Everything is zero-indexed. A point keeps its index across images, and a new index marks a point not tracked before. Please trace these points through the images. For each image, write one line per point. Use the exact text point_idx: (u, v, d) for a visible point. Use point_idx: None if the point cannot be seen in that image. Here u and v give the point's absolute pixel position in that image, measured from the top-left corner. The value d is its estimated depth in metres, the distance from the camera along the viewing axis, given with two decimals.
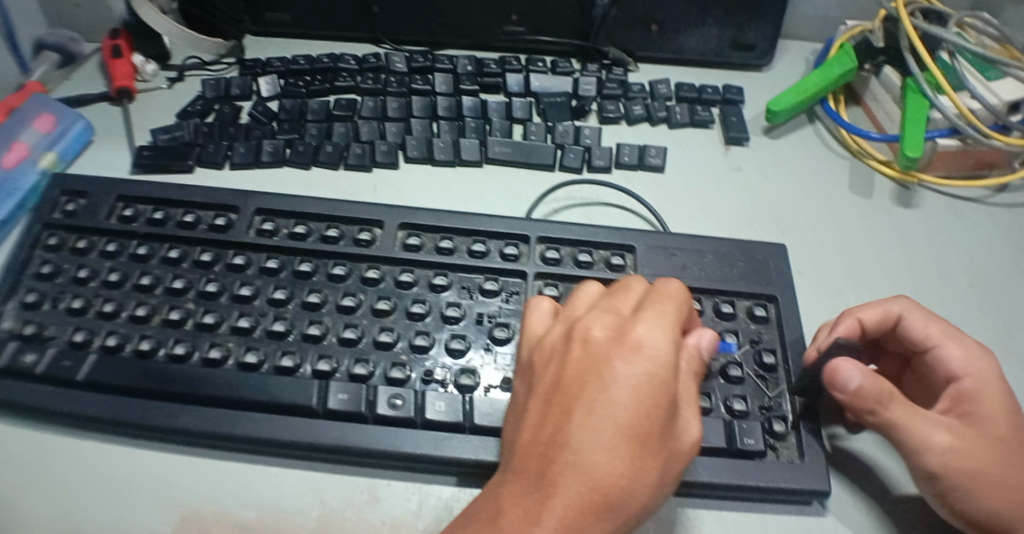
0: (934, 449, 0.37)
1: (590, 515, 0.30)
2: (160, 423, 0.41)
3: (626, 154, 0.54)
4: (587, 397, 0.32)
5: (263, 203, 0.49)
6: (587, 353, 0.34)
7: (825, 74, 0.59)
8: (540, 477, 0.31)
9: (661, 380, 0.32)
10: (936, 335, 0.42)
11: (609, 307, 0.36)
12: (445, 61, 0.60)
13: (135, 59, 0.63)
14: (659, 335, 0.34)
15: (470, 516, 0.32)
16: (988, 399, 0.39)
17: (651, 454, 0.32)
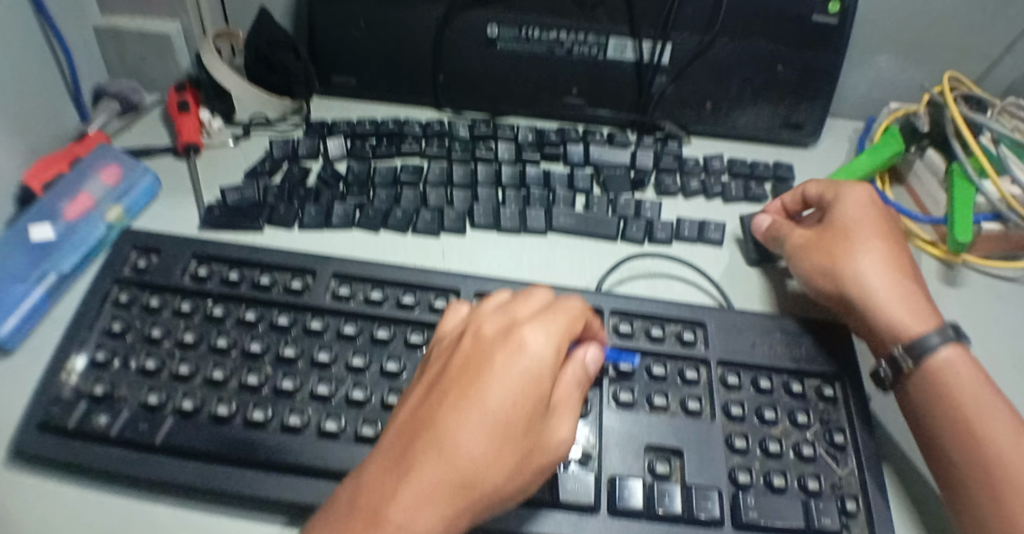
0: (822, 275, 0.49)
1: (445, 493, 0.32)
2: (242, 492, 0.41)
3: (686, 228, 0.56)
4: (461, 385, 0.35)
5: (341, 267, 0.50)
6: (473, 347, 0.37)
7: (873, 156, 0.61)
8: (405, 452, 0.33)
9: (536, 378, 0.35)
10: (855, 216, 0.50)
11: (509, 312, 0.39)
12: (507, 129, 0.63)
13: (202, 115, 0.64)
14: (543, 339, 0.36)
15: (351, 491, 0.34)
16: (852, 212, 0.50)
17: (507, 444, 0.34)
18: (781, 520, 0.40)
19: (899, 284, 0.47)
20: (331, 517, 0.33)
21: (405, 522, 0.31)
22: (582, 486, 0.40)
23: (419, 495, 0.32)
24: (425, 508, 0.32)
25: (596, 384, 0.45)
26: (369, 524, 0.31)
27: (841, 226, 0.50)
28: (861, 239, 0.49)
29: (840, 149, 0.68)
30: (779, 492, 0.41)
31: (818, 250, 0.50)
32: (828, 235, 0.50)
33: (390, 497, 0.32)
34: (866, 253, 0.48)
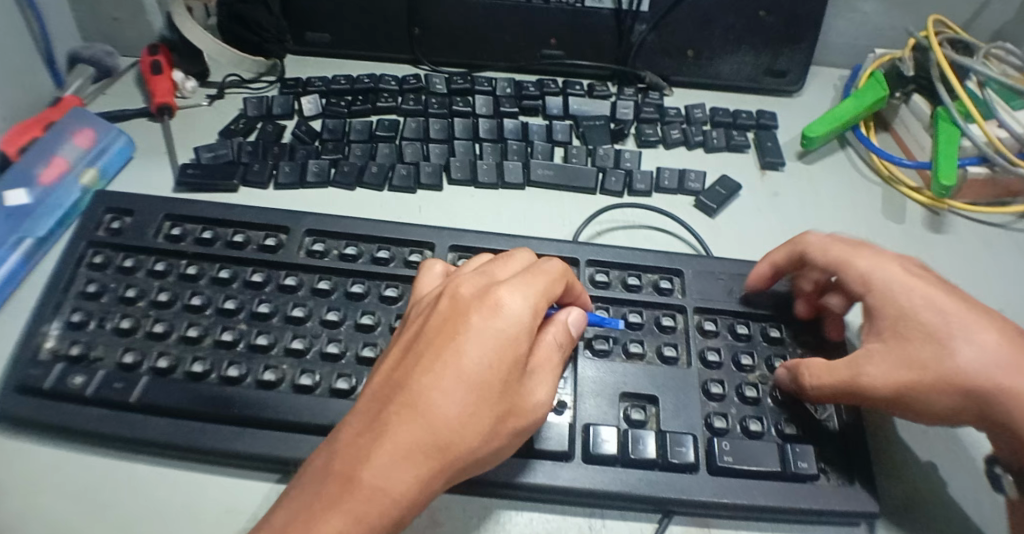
0: (931, 389, 0.38)
1: (420, 455, 0.32)
2: (217, 447, 0.41)
3: (666, 178, 0.55)
4: (437, 347, 0.35)
5: (315, 224, 0.49)
6: (450, 307, 0.36)
7: (857, 102, 0.60)
8: (381, 412, 0.33)
9: (513, 342, 0.35)
10: (907, 289, 0.40)
11: (486, 274, 0.39)
12: (484, 83, 0.61)
13: (175, 75, 0.63)
14: (520, 302, 0.36)
15: (329, 450, 0.34)
16: (919, 303, 0.39)
17: (483, 409, 0.34)
18: (757, 465, 0.40)
19: (1013, 365, 0.37)
20: (310, 474, 0.33)
21: (383, 482, 0.32)
22: (556, 432, 0.41)
23: (394, 456, 0.32)
24: (402, 469, 0.32)
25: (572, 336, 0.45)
26: (347, 482, 0.32)
27: (905, 324, 0.39)
28: (949, 330, 0.38)
29: (826, 96, 0.66)
30: (756, 438, 0.41)
31: (882, 354, 0.39)
32: (900, 336, 0.39)
33: (366, 455, 0.32)
34: (963, 345, 0.38)
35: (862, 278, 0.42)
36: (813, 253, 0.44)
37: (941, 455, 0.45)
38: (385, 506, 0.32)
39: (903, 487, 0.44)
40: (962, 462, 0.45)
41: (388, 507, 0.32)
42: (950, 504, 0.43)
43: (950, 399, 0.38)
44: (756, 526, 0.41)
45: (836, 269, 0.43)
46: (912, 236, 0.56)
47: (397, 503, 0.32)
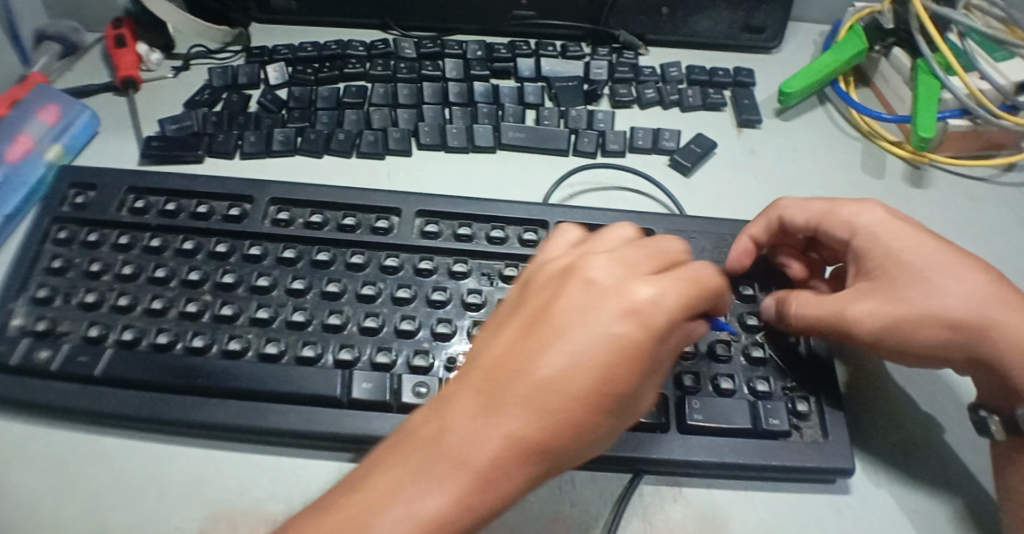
0: (918, 321, 0.39)
1: (534, 452, 0.30)
2: (183, 417, 0.41)
3: (640, 138, 0.54)
4: (584, 336, 0.31)
5: (278, 192, 0.48)
6: (598, 291, 0.32)
7: (834, 57, 0.59)
8: (494, 401, 0.30)
9: (625, 336, 0.31)
10: (889, 230, 0.42)
11: (632, 256, 0.34)
12: (454, 46, 0.60)
13: (139, 48, 0.61)
14: (679, 294, 0.32)
15: (397, 442, 0.31)
16: (905, 243, 0.41)
17: (618, 403, 0.32)
18: (728, 423, 0.40)
19: (988, 299, 0.39)
20: (378, 468, 0.30)
21: (489, 478, 0.29)
22: None
23: (498, 452, 0.29)
24: (512, 464, 0.30)
25: None
26: (428, 477, 0.29)
27: (892, 262, 0.41)
28: (934, 268, 0.40)
29: (806, 53, 0.65)
30: (726, 396, 0.41)
31: (870, 292, 0.41)
32: (885, 272, 0.41)
33: (437, 449, 0.30)
34: (946, 282, 0.39)
35: (846, 225, 0.43)
36: (792, 213, 0.46)
37: (923, 401, 0.45)
38: (468, 509, 0.29)
39: (888, 437, 0.43)
40: (952, 408, 0.45)
41: (468, 509, 0.29)
42: (937, 452, 0.43)
43: (936, 333, 0.39)
44: (729, 484, 0.41)
45: (818, 223, 0.45)
46: (891, 191, 0.55)
47: (491, 510, 0.30)
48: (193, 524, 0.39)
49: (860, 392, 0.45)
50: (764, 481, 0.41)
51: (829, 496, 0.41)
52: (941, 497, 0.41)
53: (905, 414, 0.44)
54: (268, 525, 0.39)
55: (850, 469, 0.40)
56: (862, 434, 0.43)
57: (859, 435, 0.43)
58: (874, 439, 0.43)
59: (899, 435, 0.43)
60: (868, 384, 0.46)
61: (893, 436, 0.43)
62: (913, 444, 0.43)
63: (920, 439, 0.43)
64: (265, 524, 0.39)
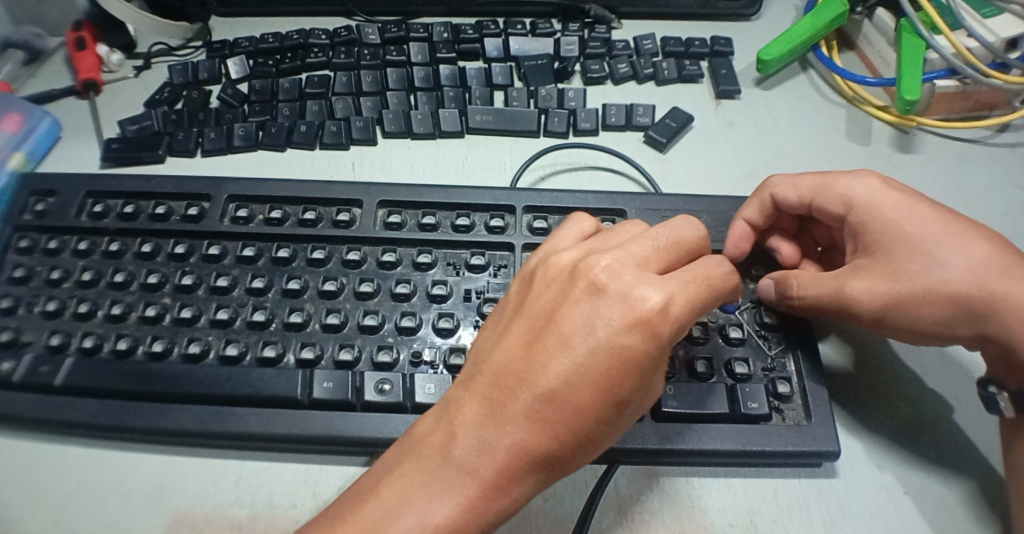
0: (921, 297, 0.38)
1: (540, 463, 0.31)
2: (145, 425, 0.40)
3: (613, 115, 0.53)
4: (570, 348, 0.31)
5: (237, 189, 0.47)
6: (592, 300, 0.32)
7: (815, 19, 0.56)
8: (501, 410, 0.31)
9: (622, 349, 0.31)
10: (885, 201, 0.40)
11: (633, 258, 0.34)
12: (419, 29, 0.57)
13: (99, 49, 0.58)
14: (671, 305, 0.32)
15: (409, 448, 0.33)
16: (902, 216, 0.39)
17: (617, 415, 0.32)
18: (705, 409, 0.39)
19: (989, 269, 0.38)
20: (391, 475, 0.32)
21: (498, 485, 0.31)
22: None
23: (505, 462, 0.31)
24: (519, 474, 0.31)
25: (510, 286, 0.43)
26: (438, 485, 0.31)
27: (890, 237, 0.39)
28: (934, 240, 0.38)
29: (788, 17, 0.62)
30: (704, 380, 0.40)
31: (867, 269, 0.39)
32: (883, 248, 0.39)
33: (446, 457, 0.31)
34: (946, 255, 0.38)
35: (841, 200, 0.41)
36: (784, 191, 0.43)
37: (930, 373, 0.43)
38: (475, 516, 0.31)
39: (894, 416, 0.41)
40: (961, 384, 0.43)
41: (473, 517, 0.31)
42: (947, 427, 0.41)
43: (937, 308, 0.38)
44: (709, 470, 0.39)
45: (811, 199, 0.42)
46: (874, 159, 0.53)
47: (494, 514, 0.31)
48: (159, 530, 0.38)
49: (862, 369, 0.43)
50: (746, 466, 0.39)
51: (813, 480, 0.39)
52: (947, 480, 0.39)
53: (912, 390, 0.42)
54: (234, 530, 0.38)
55: (836, 452, 0.38)
56: (866, 417, 0.41)
57: (863, 417, 0.41)
58: (880, 421, 0.41)
59: (906, 414, 0.41)
60: (871, 361, 0.43)
61: (900, 415, 0.41)
62: (921, 424, 0.41)
63: (928, 418, 0.41)
64: (232, 529, 0.38)
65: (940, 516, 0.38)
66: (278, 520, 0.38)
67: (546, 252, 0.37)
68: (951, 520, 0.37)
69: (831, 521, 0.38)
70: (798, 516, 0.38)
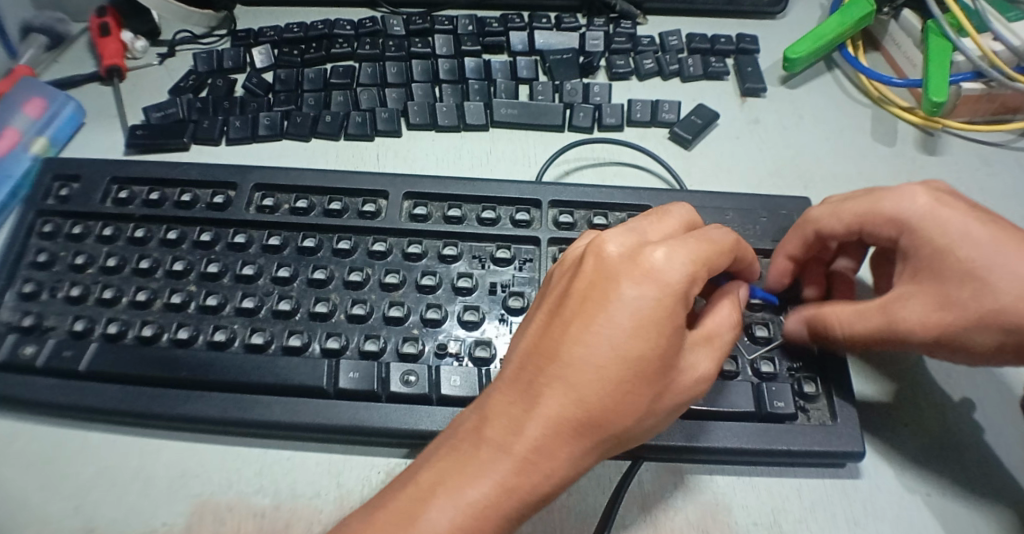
0: (975, 327, 0.35)
1: (573, 432, 0.31)
2: (171, 411, 0.40)
3: (638, 111, 0.53)
4: (586, 315, 0.31)
5: (262, 178, 0.47)
6: (601, 269, 0.32)
7: (842, 18, 0.56)
8: (527, 387, 0.31)
9: (643, 309, 0.31)
10: (942, 220, 0.37)
11: (636, 233, 0.34)
12: (444, 21, 0.57)
13: (124, 35, 0.58)
14: (674, 259, 0.32)
15: (442, 441, 0.33)
16: (954, 235, 0.36)
17: (645, 377, 0.31)
18: (731, 407, 0.39)
19: None
20: (425, 467, 0.32)
21: (531, 460, 0.30)
22: None
23: (537, 435, 0.31)
24: (551, 446, 0.31)
25: (535, 280, 0.43)
26: (470, 467, 0.31)
27: (940, 261, 0.36)
28: (990, 265, 0.35)
29: (813, 16, 0.62)
30: (730, 378, 0.40)
31: (918, 290, 0.37)
32: (936, 273, 0.36)
33: (477, 440, 0.31)
34: (1002, 277, 0.35)
35: (891, 220, 0.38)
36: (828, 224, 0.41)
37: (956, 384, 0.42)
38: (510, 495, 0.30)
39: (922, 430, 0.41)
40: (988, 388, 0.42)
41: (509, 494, 0.30)
42: (975, 442, 0.40)
43: (994, 336, 0.35)
44: (733, 469, 0.39)
45: (859, 223, 0.40)
46: (898, 160, 0.53)
47: (532, 489, 0.30)
48: (182, 518, 0.38)
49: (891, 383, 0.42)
50: (769, 465, 0.39)
51: (836, 480, 0.39)
52: (973, 484, 0.39)
53: (937, 401, 0.42)
54: (258, 519, 0.38)
55: (860, 453, 0.38)
56: (894, 429, 0.41)
57: (892, 429, 0.41)
58: (907, 434, 0.41)
59: (934, 425, 0.41)
60: (899, 373, 0.43)
61: (926, 426, 0.41)
62: (958, 436, 0.41)
63: (954, 428, 0.41)
64: (256, 517, 0.38)
65: (965, 517, 0.38)
66: (302, 509, 0.38)
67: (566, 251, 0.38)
68: (975, 524, 0.38)
69: (855, 522, 0.38)
70: (821, 516, 0.38)
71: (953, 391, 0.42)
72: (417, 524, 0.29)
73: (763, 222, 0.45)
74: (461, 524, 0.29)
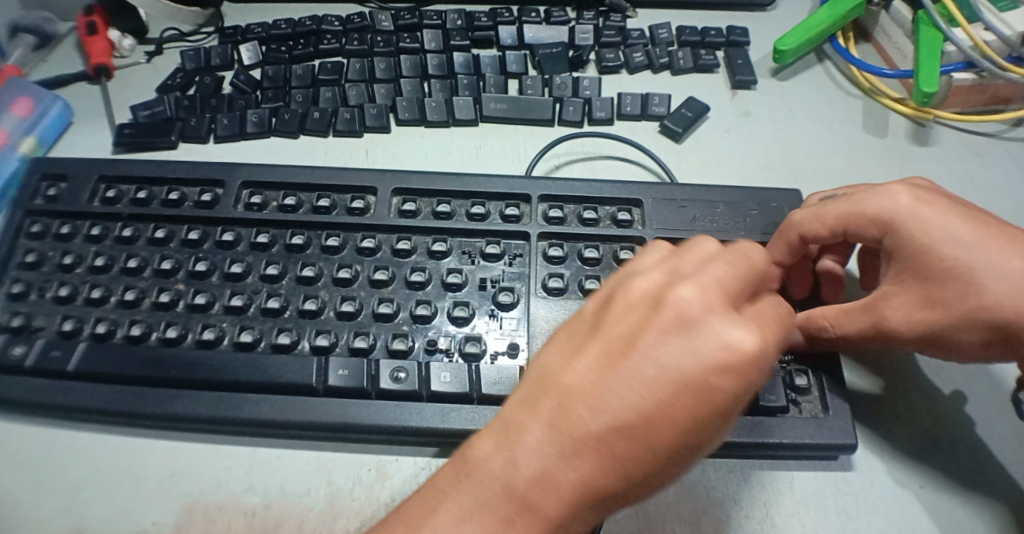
0: (961, 325, 0.36)
1: (608, 502, 0.29)
2: (160, 411, 0.39)
3: (628, 104, 0.53)
4: (658, 382, 0.29)
5: (250, 176, 0.47)
6: (681, 328, 0.29)
7: (832, 9, 0.56)
8: (576, 448, 0.28)
9: (718, 393, 0.29)
10: (927, 220, 0.37)
11: (719, 287, 0.31)
12: (433, 16, 0.57)
13: (111, 34, 0.58)
14: (766, 346, 0.30)
15: (458, 481, 0.29)
16: (938, 234, 0.36)
17: (689, 452, 0.30)
18: None
19: None
20: (436, 517, 0.28)
21: (560, 526, 0.28)
22: (504, 377, 0.39)
23: (573, 501, 0.28)
24: (581, 513, 0.28)
25: (525, 275, 0.43)
26: (497, 528, 0.27)
27: (924, 261, 0.36)
28: (975, 265, 0.35)
29: (804, 7, 0.61)
30: None
31: (903, 292, 0.37)
32: (921, 273, 0.36)
33: (508, 497, 0.28)
34: (987, 275, 0.35)
35: (875, 222, 0.38)
36: (813, 229, 0.40)
37: (948, 376, 0.43)
38: None
39: (913, 422, 0.41)
40: (979, 380, 0.42)
41: None
42: (966, 435, 0.40)
43: (977, 334, 0.36)
44: (725, 463, 0.39)
45: (844, 226, 0.39)
46: (889, 151, 0.53)
47: None
48: (173, 518, 0.38)
49: (883, 374, 0.42)
50: (761, 458, 0.39)
51: (828, 472, 0.39)
52: (964, 477, 0.39)
53: (929, 395, 0.42)
54: (249, 518, 0.38)
55: (852, 445, 0.38)
56: (885, 420, 0.41)
57: (882, 420, 0.41)
58: (898, 426, 0.41)
59: (925, 417, 0.41)
60: (892, 365, 0.43)
61: (917, 417, 0.41)
62: (949, 429, 0.41)
63: (945, 422, 0.41)
64: (246, 516, 0.38)
65: (957, 508, 0.38)
66: (293, 507, 0.38)
67: (620, 274, 0.34)
68: (966, 515, 0.38)
69: (847, 514, 0.38)
70: (814, 509, 0.38)
71: (944, 382, 0.42)
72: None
73: (754, 215, 0.45)
74: None
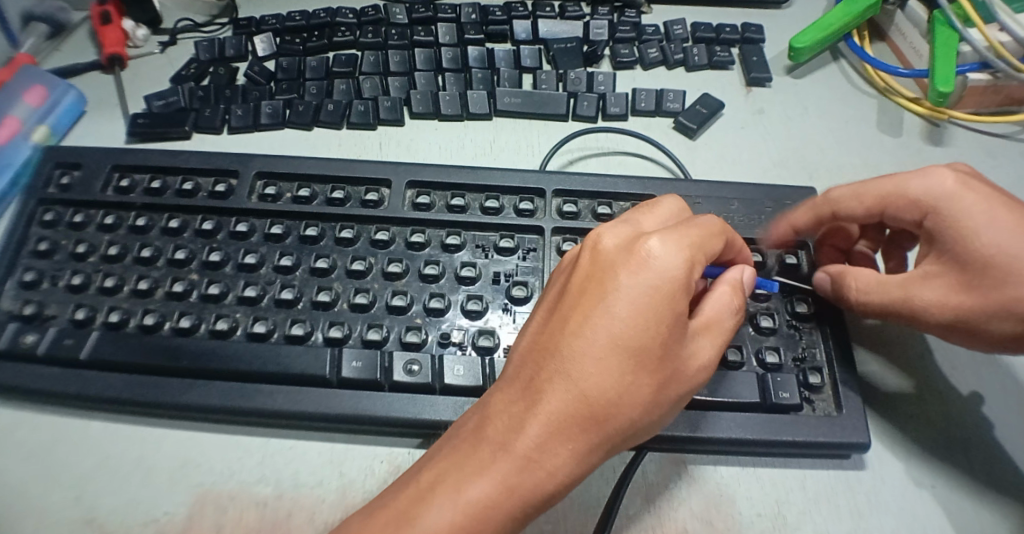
0: (995, 313, 0.36)
1: (574, 426, 0.30)
2: (173, 400, 0.40)
3: (642, 100, 0.53)
4: (584, 309, 0.31)
5: (264, 166, 0.47)
6: (596, 261, 0.33)
7: (847, 7, 0.56)
8: (528, 383, 0.31)
9: (647, 301, 0.30)
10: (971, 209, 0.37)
11: (632, 224, 0.34)
12: (447, 10, 0.57)
13: (125, 23, 0.58)
14: (671, 245, 0.31)
15: (444, 441, 0.33)
16: (982, 223, 0.36)
17: (647, 367, 0.31)
18: (735, 399, 0.38)
19: None
20: (423, 469, 0.32)
21: (533, 458, 0.30)
22: None
23: (539, 432, 0.30)
24: (553, 443, 0.30)
25: (539, 270, 0.43)
26: (470, 467, 0.30)
27: (966, 246, 0.36)
28: (1013, 256, 0.35)
29: (819, 5, 0.61)
30: (735, 368, 0.40)
31: (942, 277, 0.37)
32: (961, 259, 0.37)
33: (477, 440, 0.31)
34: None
35: (915, 203, 0.38)
36: (847, 205, 0.41)
37: (963, 377, 0.42)
38: (511, 495, 0.30)
39: (928, 422, 0.41)
40: (993, 381, 0.42)
41: (508, 495, 0.30)
42: (981, 436, 0.40)
43: (1009, 325, 0.36)
44: (737, 460, 0.39)
45: (881, 205, 0.40)
46: (904, 151, 0.52)
47: (534, 488, 0.30)
48: (185, 507, 0.38)
49: (898, 374, 0.42)
50: (774, 456, 0.39)
51: (841, 471, 0.39)
52: (978, 478, 0.39)
53: (943, 395, 0.42)
54: (260, 508, 0.38)
55: (865, 444, 0.38)
56: (899, 419, 0.41)
57: (897, 420, 0.41)
58: (912, 425, 0.40)
59: (940, 418, 0.41)
60: (906, 365, 0.43)
61: (932, 418, 0.41)
62: (964, 429, 0.40)
63: (959, 422, 0.41)
64: (258, 506, 0.38)
65: (969, 508, 0.38)
66: (305, 498, 0.38)
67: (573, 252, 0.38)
68: (979, 517, 0.37)
69: (859, 514, 0.38)
70: (825, 507, 0.38)
71: (959, 384, 0.42)
72: (414, 524, 0.29)
73: (768, 213, 0.45)
74: (463, 523, 0.29)
